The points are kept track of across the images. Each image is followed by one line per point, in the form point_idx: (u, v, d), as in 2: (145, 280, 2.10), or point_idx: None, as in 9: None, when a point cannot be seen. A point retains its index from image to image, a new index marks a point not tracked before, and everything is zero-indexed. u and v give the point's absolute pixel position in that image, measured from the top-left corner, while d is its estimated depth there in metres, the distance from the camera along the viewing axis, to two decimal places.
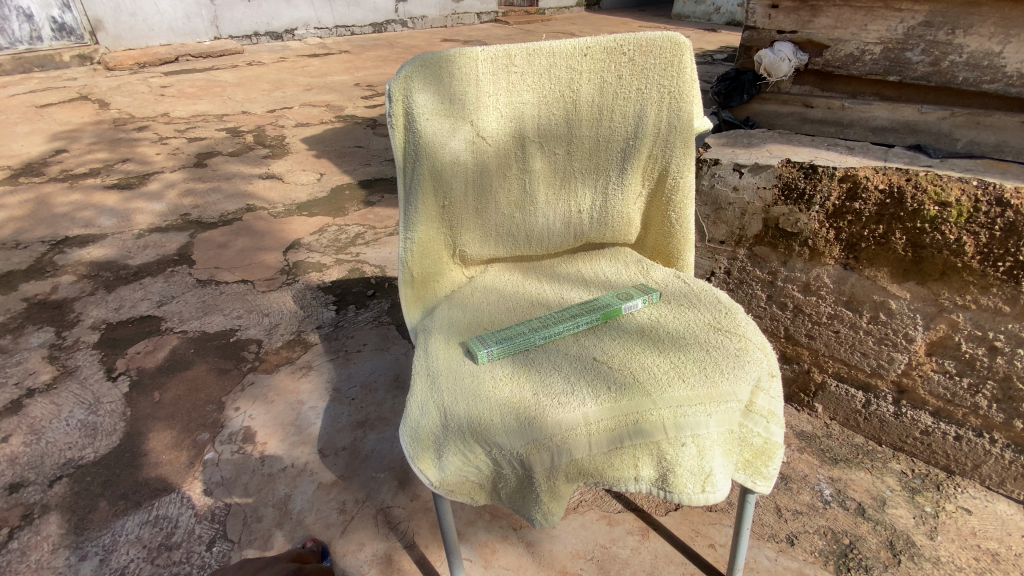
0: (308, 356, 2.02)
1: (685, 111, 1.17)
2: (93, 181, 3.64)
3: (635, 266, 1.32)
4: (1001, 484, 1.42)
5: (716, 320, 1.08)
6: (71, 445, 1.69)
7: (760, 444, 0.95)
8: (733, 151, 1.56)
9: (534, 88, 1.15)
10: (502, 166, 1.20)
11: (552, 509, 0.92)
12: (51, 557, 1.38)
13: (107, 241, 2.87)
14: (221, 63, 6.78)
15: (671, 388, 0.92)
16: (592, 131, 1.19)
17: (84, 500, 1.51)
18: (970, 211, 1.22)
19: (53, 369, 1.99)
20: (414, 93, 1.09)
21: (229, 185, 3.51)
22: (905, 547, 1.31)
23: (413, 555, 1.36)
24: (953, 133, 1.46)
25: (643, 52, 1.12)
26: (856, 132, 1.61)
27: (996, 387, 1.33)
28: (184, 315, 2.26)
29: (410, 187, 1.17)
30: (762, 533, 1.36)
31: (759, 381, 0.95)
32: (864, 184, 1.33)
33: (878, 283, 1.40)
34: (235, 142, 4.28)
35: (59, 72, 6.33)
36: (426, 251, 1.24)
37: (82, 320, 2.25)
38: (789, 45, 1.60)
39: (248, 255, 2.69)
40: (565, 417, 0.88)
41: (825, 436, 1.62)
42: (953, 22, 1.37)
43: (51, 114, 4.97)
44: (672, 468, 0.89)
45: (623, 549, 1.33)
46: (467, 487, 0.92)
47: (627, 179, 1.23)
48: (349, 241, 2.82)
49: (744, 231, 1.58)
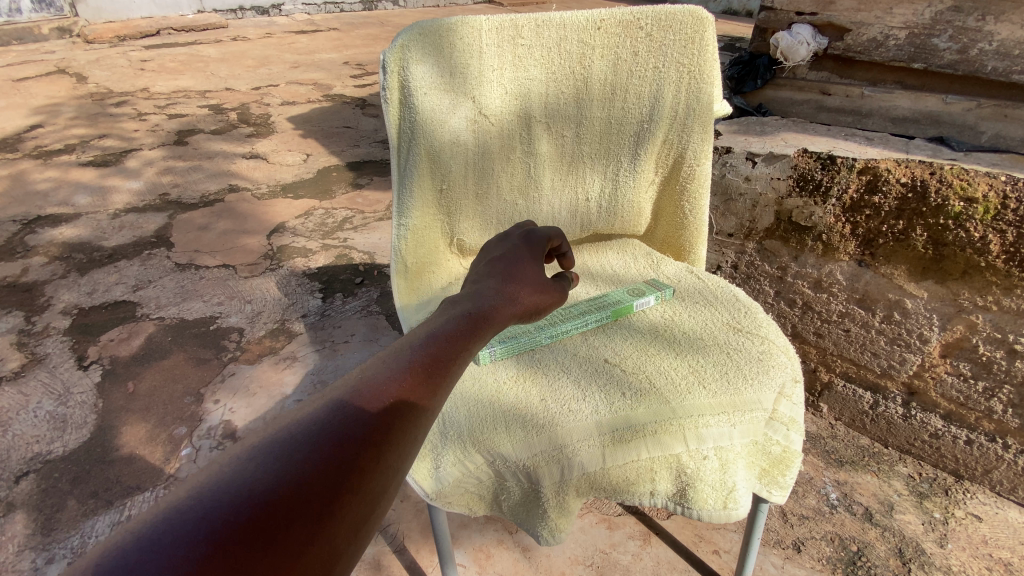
0: (292, 346, 1.92)
1: (705, 92, 1.09)
2: (67, 158, 3.47)
3: (644, 260, 1.23)
4: (1012, 490, 1.38)
5: (736, 320, 1.00)
6: (39, 439, 1.59)
7: (779, 453, 0.88)
8: (746, 139, 1.48)
9: (542, 63, 1.06)
10: (506, 149, 1.11)
11: (560, 526, 0.83)
12: (16, 561, 1.28)
13: (80, 221, 2.72)
14: (204, 36, 6.55)
15: (691, 395, 0.85)
16: (604, 113, 1.11)
17: (51, 499, 1.42)
18: (997, 209, 1.15)
19: (20, 357, 1.88)
20: (411, 64, 0.99)
21: (212, 164, 3.37)
22: (915, 555, 1.27)
23: (404, 559, 1.28)
24: (978, 125, 1.39)
25: (661, 28, 1.04)
26: (875, 122, 1.53)
27: (1012, 392, 1.28)
28: (162, 301, 2.14)
29: (406, 170, 1.07)
30: (768, 539, 1.31)
31: (782, 388, 0.88)
32: (885, 178, 1.26)
33: (894, 282, 1.34)
34: (218, 119, 4.11)
35: (35, 43, 6.06)
36: (421, 240, 1.15)
37: (52, 305, 2.13)
38: (808, 28, 1.53)
39: (230, 239, 2.57)
40: (577, 426, 0.81)
41: (830, 438, 1.57)
42: (984, 8, 1.29)
43: (24, 88, 4.74)
44: (691, 483, 0.82)
45: (624, 555, 1.27)
46: (466, 499, 0.83)
47: (639, 165, 1.14)
48: (336, 225, 2.71)
49: (755, 224, 1.51)
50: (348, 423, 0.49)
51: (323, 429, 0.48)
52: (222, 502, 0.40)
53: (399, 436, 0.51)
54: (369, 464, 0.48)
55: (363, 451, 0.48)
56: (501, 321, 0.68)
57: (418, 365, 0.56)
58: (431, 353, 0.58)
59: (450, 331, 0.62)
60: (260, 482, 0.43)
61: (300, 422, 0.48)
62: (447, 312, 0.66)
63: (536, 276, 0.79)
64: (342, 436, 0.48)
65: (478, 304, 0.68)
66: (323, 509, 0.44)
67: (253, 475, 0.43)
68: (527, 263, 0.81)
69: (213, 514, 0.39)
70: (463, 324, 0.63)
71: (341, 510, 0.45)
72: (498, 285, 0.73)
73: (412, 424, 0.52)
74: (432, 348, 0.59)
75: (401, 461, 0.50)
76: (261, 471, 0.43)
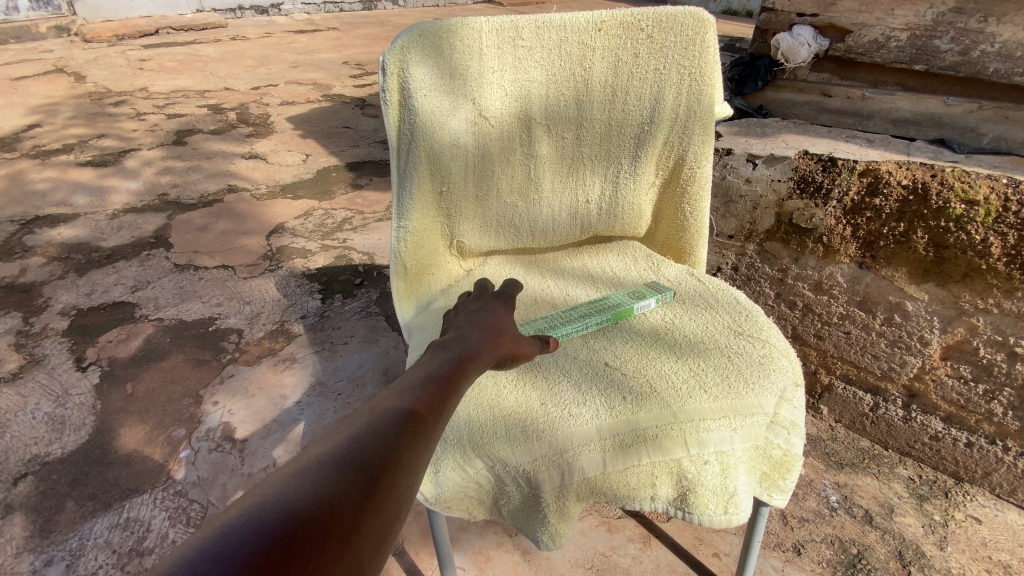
0: (292, 348, 1.91)
1: (706, 95, 1.08)
2: (66, 157, 3.46)
3: (644, 262, 1.23)
4: (1012, 493, 1.38)
5: (736, 323, 1.00)
6: (37, 440, 1.58)
7: (779, 457, 0.87)
8: (746, 141, 1.48)
9: (542, 65, 1.06)
10: (506, 151, 1.10)
11: (560, 530, 0.83)
12: (15, 563, 1.28)
13: (79, 221, 2.72)
14: (203, 36, 6.53)
15: (692, 400, 0.84)
16: (604, 115, 1.10)
17: (50, 501, 1.41)
18: (998, 212, 1.15)
19: (19, 358, 1.87)
20: (411, 66, 0.99)
21: (211, 165, 3.36)
22: (915, 557, 1.26)
23: (403, 562, 1.28)
24: (979, 127, 1.39)
25: (662, 29, 1.04)
26: (875, 124, 1.53)
27: (1013, 395, 1.27)
28: (160, 301, 2.14)
29: (406, 172, 1.07)
30: (768, 542, 1.30)
31: (783, 392, 0.88)
32: (886, 180, 1.25)
33: (895, 284, 1.34)
34: (217, 119, 4.10)
35: (33, 43, 6.04)
36: (421, 241, 1.14)
37: (50, 306, 2.12)
38: (809, 30, 1.52)
39: (229, 239, 2.56)
40: (578, 431, 0.80)
41: (830, 440, 1.57)
42: (986, 9, 1.29)
43: (23, 87, 4.73)
44: (692, 488, 0.82)
45: (624, 558, 1.27)
46: (465, 503, 0.82)
47: (640, 167, 1.14)
48: (335, 226, 2.70)
49: (755, 226, 1.50)
50: (364, 452, 0.54)
51: (342, 460, 0.53)
52: (260, 523, 0.44)
53: (409, 464, 0.56)
54: (383, 488, 0.52)
55: (378, 476, 0.53)
56: (485, 362, 0.77)
57: (417, 404, 0.63)
58: (428, 392, 0.66)
59: (442, 374, 0.69)
60: (290, 507, 0.46)
61: (319, 456, 0.53)
62: (437, 355, 0.74)
63: (515, 325, 0.89)
64: (358, 464, 0.53)
65: (464, 350, 0.76)
66: (348, 530, 0.47)
67: (283, 500, 0.47)
68: (506, 313, 0.91)
69: (252, 535, 0.43)
70: (453, 367, 0.72)
71: (362, 531, 0.48)
72: (481, 331, 0.82)
73: (418, 454, 0.57)
74: (428, 389, 0.66)
75: (412, 486, 0.55)
76: (291, 496, 0.47)
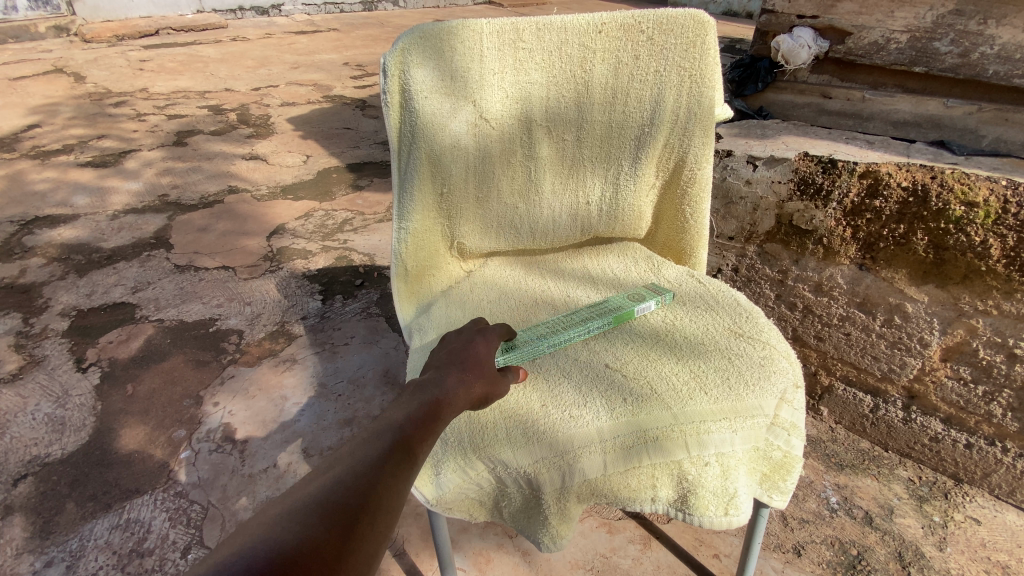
0: (292, 349, 1.92)
1: (707, 96, 1.08)
2: (66, 158, 3.46)
3: (645, 263, 1.23)
4: (1011, 494, 1.38)
5: (737, 325, 1.00)
6: (37, 441, 1.58)
7: (779, 458, 0.87)
8: (747, 142, 1.48)
9: (542, 67, 1.06)
10: (506, 153, 1.10)
11: (561, 532, 0.83)
12: (15, 564, 1.28)
13: (79, 222, 2.72)
14: (204, 37, 6.54)
15: (693, 401, 0.84)
16: (605, 117, 1.10)
17: (50, 502, 1.42)
18: (997, 213, 1.15)
19: (19, 359, 1.87)
20: (412, 68, 1.00)
21: (211, 165, 3.36)
22: (914, 558, 1.26)
23: (403, 563, 1.28)
24: (979, 129, 1.39)
25: (662, 31, 1.04)
26: (875, 126, 1.53)
27: (1012, 396, 1.28)
28: (160, 302, 2.14)
29: (406, 174, 1.08)
30: (768, 543, 1.31)
31: (784, 394, 0.88)
32: (886, 182, 1.26)
33: (895, 286, 1.34)
34: (217, 120, 4.10)
35: (33, 43, 6.04)
36: (421, 242, 1.14)
37: (50, 307, 2.12)
38: (809, 32, 1.53)
39: (229, 240, 2.56)
40: (579, 433, 0.81)
41: (830, 441, 1.57)
42: (985, 11, 1.29)
43: (23, 88, 4.73)
44: (692, 489, 0.82)
45: (624, 559, 1.27)
46: (466, 505, 0.82)
47: (640, 169, 1.14)
48: (336, 226, 2.70)
49: (755, 227, 1.51)
50: (344, 493, 0.55)
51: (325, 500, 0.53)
52: (245, 564, 0.45)
53: (386, 504, 0.56)
54: (362, 529, 0.53)
55: (358, 518, 0.54)
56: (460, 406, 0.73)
57: (395, 446, 0.62)
58: (405, 434, 0.64)
59: (421, 415, 0.67)
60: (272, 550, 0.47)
61: (302, 495, 0.54)
62: (413, 398, 0.70)
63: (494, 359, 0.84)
64: (339, 505, 0.53)
65: (442, 391, 0.72)
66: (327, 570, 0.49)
67: (269, 539, 0.48)
68: (485, 341, 0.87)
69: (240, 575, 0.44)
70: (428, 411, 0.69)
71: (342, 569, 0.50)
72: (459, 366, 0.78)
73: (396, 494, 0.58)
74: (404, 432, 0.64)
75: (389, 528, 0.55)
76: (276, 537, 0.49)
